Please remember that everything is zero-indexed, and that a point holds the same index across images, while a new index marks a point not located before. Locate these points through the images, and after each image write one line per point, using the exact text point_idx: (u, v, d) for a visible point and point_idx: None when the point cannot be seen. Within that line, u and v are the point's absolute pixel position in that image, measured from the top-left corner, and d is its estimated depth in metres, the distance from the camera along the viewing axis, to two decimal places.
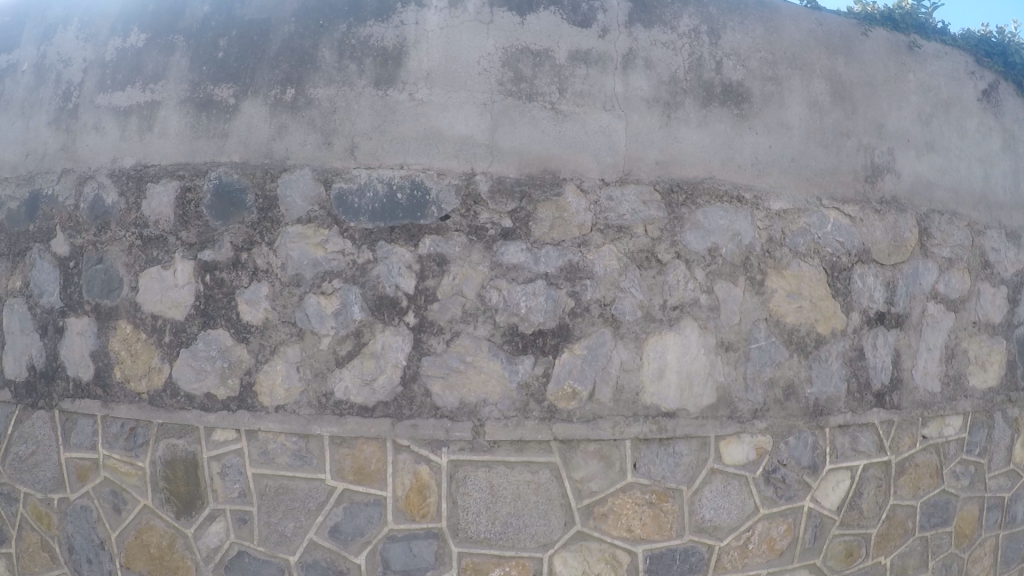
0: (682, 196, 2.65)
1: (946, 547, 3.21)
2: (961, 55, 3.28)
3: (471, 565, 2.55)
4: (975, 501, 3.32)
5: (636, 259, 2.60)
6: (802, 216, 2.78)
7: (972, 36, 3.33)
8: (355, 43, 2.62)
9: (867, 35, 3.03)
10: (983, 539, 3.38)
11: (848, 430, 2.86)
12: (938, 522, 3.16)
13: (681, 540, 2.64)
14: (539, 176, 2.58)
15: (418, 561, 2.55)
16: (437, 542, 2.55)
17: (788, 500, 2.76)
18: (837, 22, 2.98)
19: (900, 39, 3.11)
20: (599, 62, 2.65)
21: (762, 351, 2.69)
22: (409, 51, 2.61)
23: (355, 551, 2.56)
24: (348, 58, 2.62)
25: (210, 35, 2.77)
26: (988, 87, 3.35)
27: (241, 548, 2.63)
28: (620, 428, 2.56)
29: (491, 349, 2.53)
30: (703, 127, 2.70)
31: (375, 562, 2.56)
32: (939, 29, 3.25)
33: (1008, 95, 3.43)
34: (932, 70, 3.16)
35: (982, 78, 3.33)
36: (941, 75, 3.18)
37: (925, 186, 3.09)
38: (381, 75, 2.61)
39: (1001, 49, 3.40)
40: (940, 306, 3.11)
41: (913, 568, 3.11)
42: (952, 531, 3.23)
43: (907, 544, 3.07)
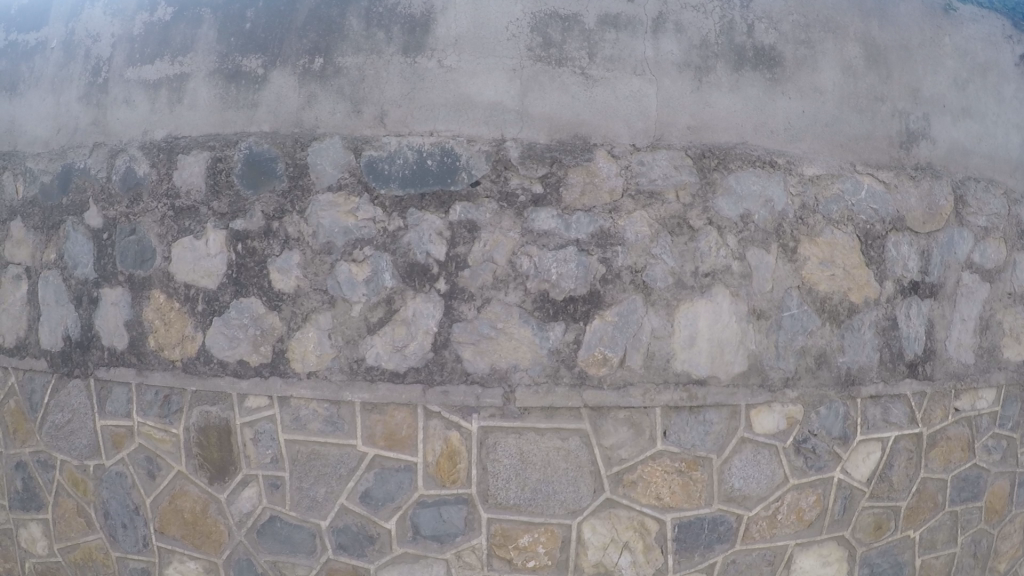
0: (714, 161, 2.62)
1: (976, 522, 3.19)
2: (998, 19, 3.22)
3: (500, 531, 2.57)
4: (1007, 476, 3.30)
5: (668, 226, 2.58)
6: (836, 182, 2.75)
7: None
8: (383, 11, 2.63)
9: None
10: (1014, 515, 3.37)
11: (880, 400, 2.83)
12: (969, 497, 3.14)
13: (710, 509, 2.63)
14: (570, 142, 2.57)
15: (448, 527, 2.58)
16: (466, 508, 2.57)
17: (819, 470, 2.75)
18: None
19: (935, 2, 3.06)
20: (629, 26, 2.62)
21: (794, 319, 2.67)
22: (437, 17, 2.61)
23: (385, 517, 2.59)
24: (376, 27, 2.63)
25: (237, 7, 2.78)
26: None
27: (273, 513, 2.66)
28: (650, 395, 2.55)
29: (522, 316, 2.52)
30: (735, 92, 2.67)
31: (405, 528, 2.59)
32: None
33: None
34: (968, 34, 3.10)
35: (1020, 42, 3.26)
36: (977, 39, 3.13)
37: (960, 152, 3.05)
38: (409, 43, 2.61)
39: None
40: (975, 276, 3.08)
41: (943, 543, 3.10)
42: (983, 506, 3.21)
43: (937, 518, 3.05)
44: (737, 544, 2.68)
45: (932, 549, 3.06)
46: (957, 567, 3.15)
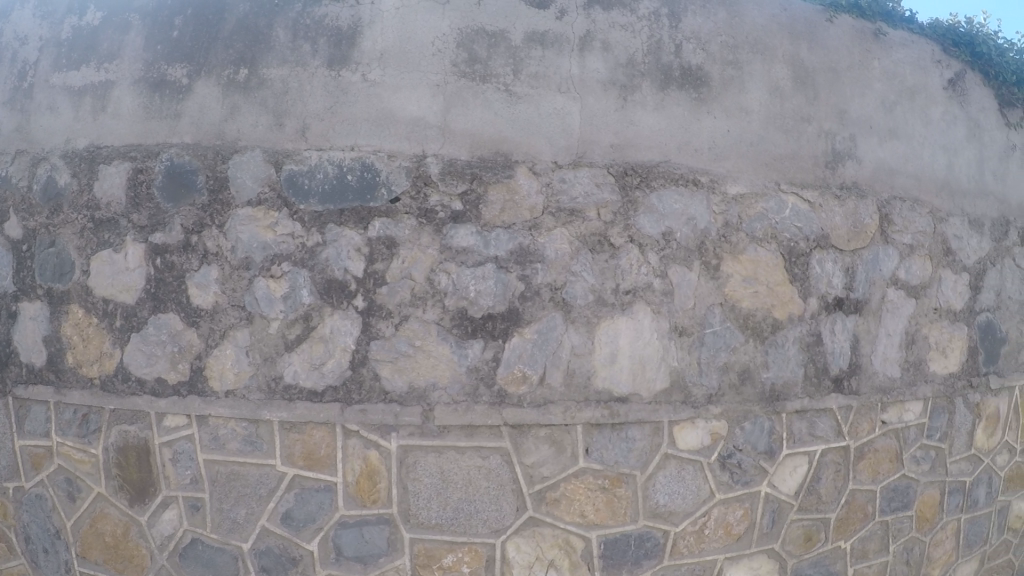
0: (637, 179, 2.62)
1: (907, 530, 3.27)
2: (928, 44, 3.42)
3: (423, 551, 2.52)
4: (937, 485, 3.39)
5: (588, 243, 2.57)
6: (760, 200, 2.76)
7: (940, 26, 3.55)
8: (310, 23, 2.60)
9: (833, 21, 3.05)
10: (945, 522, 3.47)
11: (806, 415, 2.85)
12: (898, 506, 3.21)
13: (635, 526, 2.61)
14: (491, 158, 2.55)
15: (371, 548, 2.53)
16: (389, 528, 2.52)
17: (744, 485, 2.74)
18: (802, 8, 2.98)
19: (866, 26, 3.17)
20: (556, 44, 2.61)
21: (717, 336, 2.68)
22: (364, 30, 2.59)
23: (308, 538, 2.54)
24: (302, 38, 2.60)
25: (166, 13, 2.73)
26: (956, 76, 3.53)
27: (194, 535, 2.60)
28: (571, 413, 2.53)
29: (440, 334, 2.49)
30: (660, 111, 2.67)
31: (328, 549, 2.53)
32: (907, 18, 3.36)
33: (974, 84, 3.63)
34: (898, 58, 3.23)
35: (949, 68, 3.51)
36: (907, 63, 3.26)
37: (886, 172, 3.11)
38: (334, 56, 2.58)
39: (969, 38, 3.63)
40: (901, 292, 3.12)
41: (874, 552, 3.16)
42: (914, 515, 3.29)
43: (868, 528, 3.11)
44: (664, 560, 2.65)
45: (865, 559, 3.12)
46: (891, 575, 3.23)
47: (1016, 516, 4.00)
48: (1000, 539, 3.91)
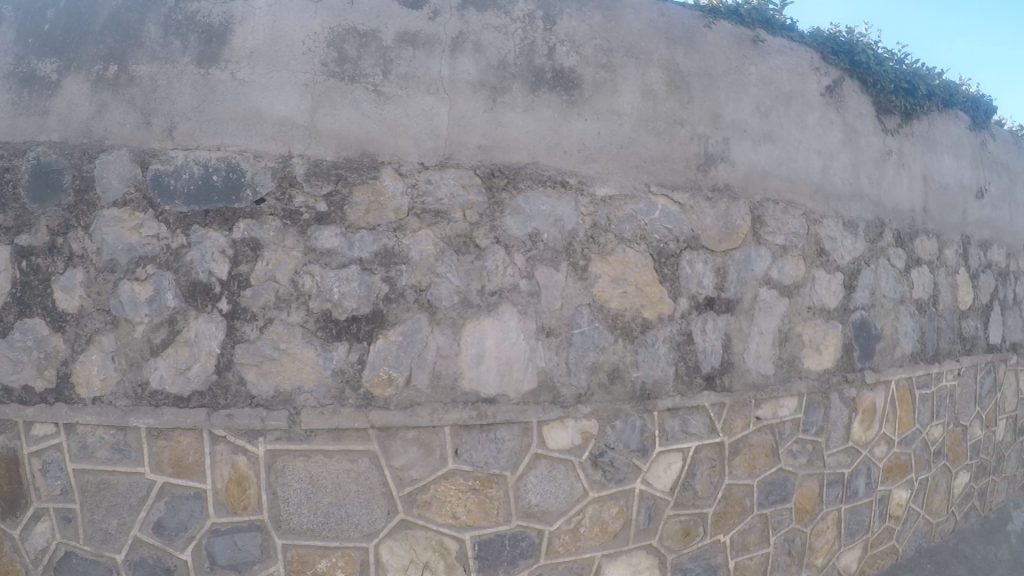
0: (503, 181, 2.64)
1: (786, 523, 3.36)
2: (806, 51, 3.53)
3: (297, 557, 2.49)
4: (815, 478, 3.48)
5: (453, 244, 2.58)
6: (629, 202, 2.81)
7: (819, 35, 3.67)
8: (181, 19, 2.55)
9: (710, 27, 3.12)
10: (825, 514, 3.58)
11: (678, 413, 2.89)
12: (776, 499, 3.29)
13: (509, 526, 2.61)
14: (357, 159, 2.54)
15: (245, 555, 2.48)
16: (261, 534, 2.48)
17: (618, 483, 2.77)
18: (679, 14, 3.04)
19: (744, 32, 3.26)
20: (427, 44, 2.61)
21: (585, 336, 2.71)
22: (235, 28, 2.55)
23: (181, 547, 2.47)
24: (173, 35, 2.55)
25: (38, 6, 2.67)
26: (833, 83, 3.66)
27: (68, 548, 2.51)
28: (438, 414, 2.52)
29: (305, 336, 2.47)
30: (530, 112, 2.69)
31: (201, 558, 2.48)
32: (784, 26, 3.46)
33: (851, 91, 3.76)
34: (775, 64, 3.32)
35: (826, 75, 3.62)
36: (784, 69, 3.36)
37: (760, 174, 3.18)
38: (204, 53, 2.54)
39: (848, 48, 3.78)
40: (774, 291, 3.20)
41: (754, 545, 3.24)
42: (792, 508, 3.38)
43: (746, 521, 3.18)
44: (540, 559, 2.66)
45: (745, 552, 3.20)
46: (771, 566, 3.32)
47: (896, 504, 4.16)
48: (881, 527, 4.05)
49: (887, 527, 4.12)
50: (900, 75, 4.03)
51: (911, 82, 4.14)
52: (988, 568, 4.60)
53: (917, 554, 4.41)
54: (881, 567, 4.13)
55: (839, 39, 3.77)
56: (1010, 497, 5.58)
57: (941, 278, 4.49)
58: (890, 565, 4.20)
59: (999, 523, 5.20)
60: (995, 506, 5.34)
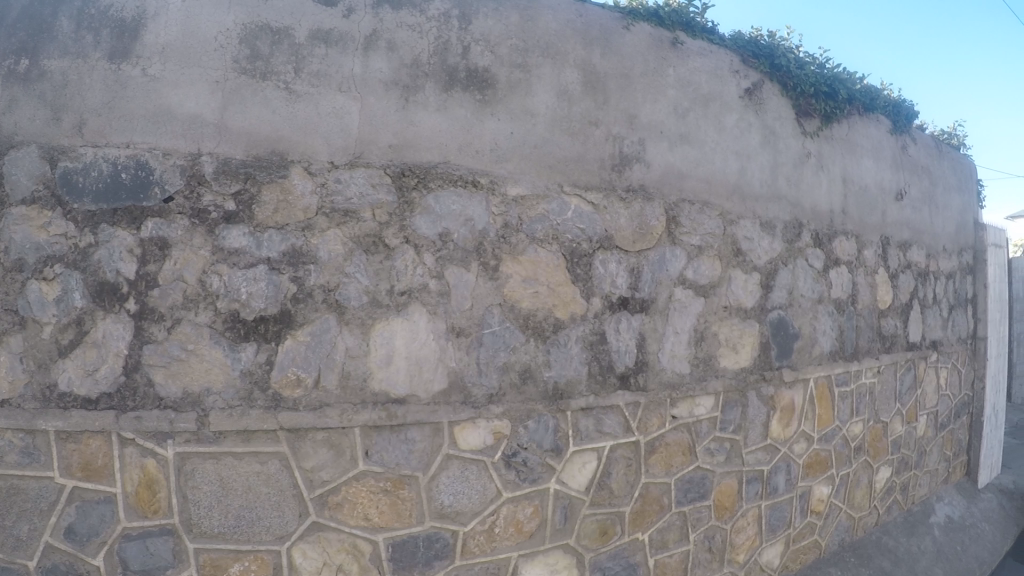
0: (414, 180, 2.63)
1: (705, 520, 3.40)
2: (726, 54, 3.57)
3: (209, 562, 2.43)
4: (734, 475, 3.53)
5: (363, 244, 2.57)
6: (541, 202, 2.83)
7: (740, 38, 3.71)
8: (94, 14, 2.49)
9: (629, 29, 3.14)
10: (745, 510, 3.63)
11: (592, 412, 2.92)
12: (695, 497, 3.33)
13: (422, 527, 2.60)
14: (266, 158, 2.51)
15: (157, 560, 2.41)
16: (173, 539, 2.42)
17: (532, 483, 2.78)
18: (598, 14, 3.05)
19: (664, 34, 3.28)
20: (340, 42, 2.58)
21: (495, 335, 2.72)
22: (148, 23, 2.49)
23: (93, 552, 2.40)
24: (85, 29, 2.48)
25: None
26: (753, 86, 3.70)
27: None
28: (348, 416, 2.50)
29: (213, 337, 2.44)
30: (442, 112, 2.68)
31: (114, 564, 2.41)
32: (704, 28, 3.49)
33: (771, 94, 3.82)
34: (693, 66, 3.36)
35: (746, 77, 3.66)
36: (702, 72, 3.40)
37: (675, 175, 3.22)
38: (116, 49, 2.47)
39: (768, 51, 3.83)
40: (689, 291, 3.26)
41: (674, 542, 3.27)
42: (712, 505, 3.42)
43: (664, 519, 3.21)
44: (455, 560, 2.66)
45: (665, 549, 3.22)
46: (692, 563, 3.35)
47: (818, 500, 4.23)
48: (803, 522, 4.11)
49: (810, 522, 4.18)
50: (820, 79, 4.12)
51: (830, 86, 4.23)
52: (909, 560, 4.74)
53: (841, 548, 4.49)
54: (805, 562, 4.18)
55: (760, 43, 3.82)
56: (932, 490, 5.72)
57: (860, 278, 4.58)
58: (814, 559, 4.27)
59: (921, 516, 5.33)
60: (917, 500, 5.47)
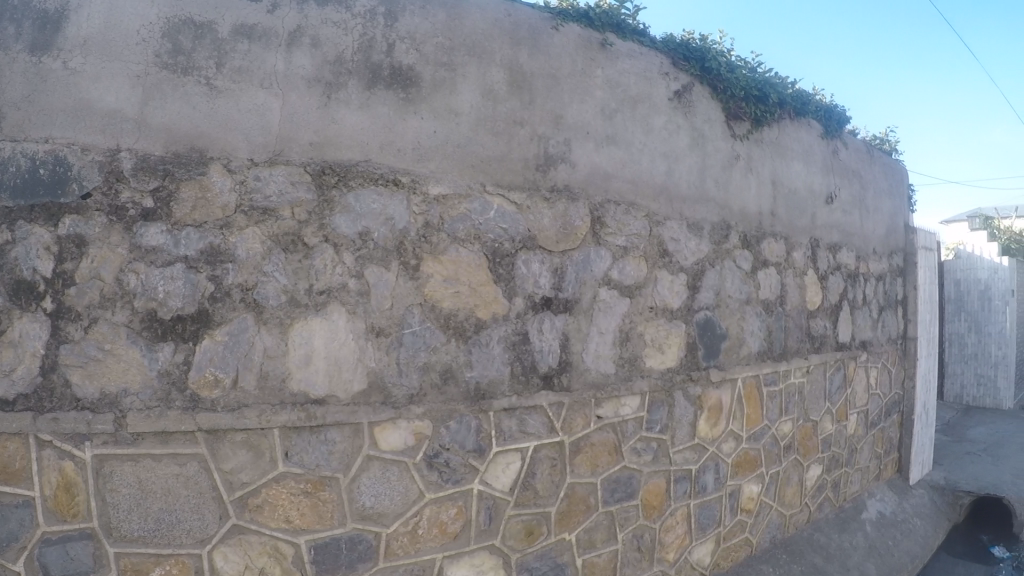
0: (333, 178, 2.60)
1: (633, 519, 3.41)
2: (657, 56, 3.59)
3: (130, 566, 2.38)
4: (662, 475, 3.55)
5: (281, 243, 2.54)
6: (463, 201, 2.82)
7: (671, 40, 3.73)
8: (16, 4, 2.42)
9: (558, 29, 3.14)
10: (673, 509, 3.65)
11: (515, 412, 2.92)
12: (622, 496, 3.35)
13: (344, 529, 2.57)
14: (185, 155, 2.47)
15: (77, 565, 2.36)
16: (93, 543, 2.36)
17: (455, 484, 2.77)
18: (528, 14, 3.04)
19: (593, 35, 3.29)
20: (263, 38, 2.54)
21: (415, 336, 2.71)
22: (70, 15, 2.42)
23: (12, 558, 2.35)
24: (6, 20, 2.41)
25: None
26: (682, 88, 3.73)
27: None
28: (266, 416, 2.46)
29: (130, 336, 2.39)
30: (365, 110, 2.65)
31: (34, 569, 2.36)
32: (634, 30, 3.50)
33: (700, 96, 3.85)
34: (622, 67, 3.37)
35: (676, 80, 3.69)
36: (631, 73, 3.41)
37: (601, 176, 3.23)
38: (37, 41, 2.40)
39: (698, 54, 3.86)
40: (614, 292, 3.28)
41: (602, 542, 3.27)
42: (639, 504, 3.44)
43: (592, 519, 3.22)
44: (379, 562, 2.63)
45: (592, 549, 3.23)
46: (621, 563, 3.36)
47: (747, 498, 4.28)
48: (733, 521, 4.15)
49: (740, 520, 4.22)
50: (751, 83, 4.16)
51: (761, 90, 4.27)
52: (841, 556, 4.78)
53: (772, 545, 4.54)
54: (736, 559, 4.22)
55: (690, 46, 3.85)
56: (864, 487, 5.82)
57: (788, 279, 4.64)
58: (745, 557, 4.31)
59: (852, 513, 5.42)
60: (849, 497, 5.55)
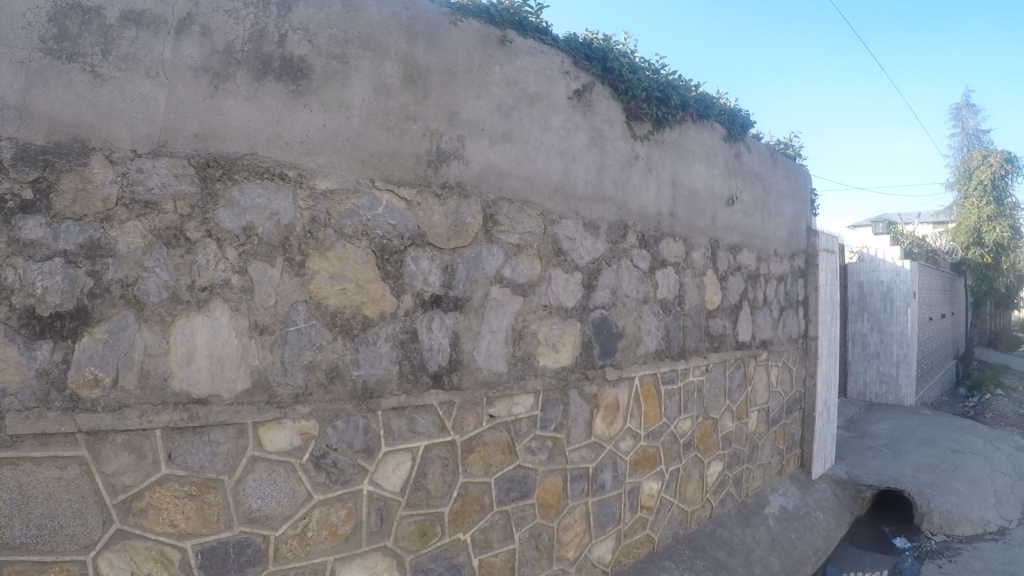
0: (218, 171, 2.52)
1: (529, 519, 3.40)
2: (558, 55, 3.59)
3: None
4: (558, 474, 3.55)
5: (163, 237, 2.43)
6: (350, 197, 2.78)
7: (574, 40, 3.72)
8: None
9: (457, 24, 3.11)
10: (571, 508, 3.65)
11: (404, 412, 2.89)
12: (517, 496, 3.33)
13: (230, 533, 2.48)
14: (67, 144, 2.30)
15: None
16: None
17: (344, 485, 2.72)
18: (427, 8, 3.00)
19: (493, 32, 3.26)
20: (152, 25, 2.41)
21: (300, 334, 2.66)
22: None
23: None
24: None
25: None
26: (583, 88, 3.74)
27: None
28: (148, 417, 2.34)
29: (7, 334, 2.20)
30: (252, 102, 2.57)
31: None
32: (535, 28, 3.49)
33: (601, 96, 3.86)
34: (521, 65, 3.37)
35: (576, 79, 3.69)
36: (530, 71, 3.41)
37: (495, 173, 3.23)
38: None
39: (600, 54, 3.87)
40: (505, 290, 3.28)
41: (498, 541, 3.25)
42: (536, 503, 3.43)
43: (486, 518, 3.19)
44: (269, 566, 2.55)
45: (488, 549, 3.21)
46: (519, 562, 3.34)
47: (647, 495, 4.30)
48: (633, 518, 4.17)
49: (640, 517, 4.24)
50: (653, 85, 4.18)
51: (663, 91, 4.30)
52: (744, 551, 4.86)
53: (675, 542, 4.58)
54: (638, 556, 4.24)
55: (592, 46, 3.85)
56: (767, 483, 5.90)
57: (686, 279, 4.69)
58: (647, 553, 4.33)
59: (755, 508, 5.50)
60: (751, 493, 5.62)
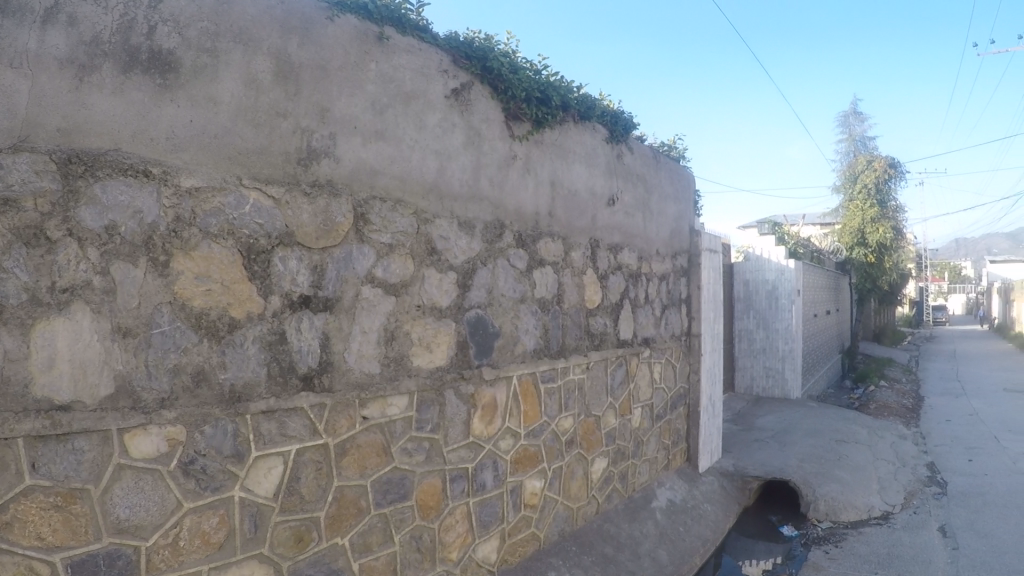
0: (81, 168, 2.42)
1: (409, 521, 3.38)
2: (436, 53, 3.58)
3: None
4: (437, 474, 3.54)
5: (22, 236, 2.31)
6: (217, 195, 2.71)
7: (453, 39, 3.72)
8: None
9: (333, 20, 3.05)
10: (451, 508, 3.64)
11: (274, 415, 2.84)
12: (395, 498, 3.30)
13: (100, 544, 2.39)
14: None
15: None
16: None
17: (215, 491, 2.65)
18: (303, 2, 2.94)
19: (370, 28, 3.22)
20: (17, 13, 2.30)
21: (165, 336, 2.57)
22: None
23: None
24: None
25: None
26: (461, 87, 3.73)
27: None
28: (9, 425, 2.22)
29: None
30: (117, 96, 2.47)
31: None
32: (413, 26, 3.47)
33: (479, 95, 3.86)
34: (397, 62, 3.34)
35: (454, 77, 3.69)
36: (407, 69, 3.39)
37: (367, 172, 3.20)
38: None
39: (479, 53, 3.86)
40: (377, 290, 3.25)
41: (378, 545, 3.22)
42: (414, 505, 3.41)
43: (364, 521, 3.16)
44: None
45: (368, 552, 3.17)
46: (400, 565, 3.32)
47: (530, 493, 4.32)
48: (516, 516, 4.18)
49: (524, 516, 4.26)
50: (533, 85, 4.20)
51: (543, 91, 4.32)
52: (631, 545, 4.94)
53: (561, 539, 4.61)
54: (524, 554, 4.25)
55: (472, 45, 3.86)
56: (653, 477, 5.99)
57: (565, 278, 4.73)
58: (533, 551, 4.35)
59: (642, 502, 5.58)
60: (637, 488, 5.70)
